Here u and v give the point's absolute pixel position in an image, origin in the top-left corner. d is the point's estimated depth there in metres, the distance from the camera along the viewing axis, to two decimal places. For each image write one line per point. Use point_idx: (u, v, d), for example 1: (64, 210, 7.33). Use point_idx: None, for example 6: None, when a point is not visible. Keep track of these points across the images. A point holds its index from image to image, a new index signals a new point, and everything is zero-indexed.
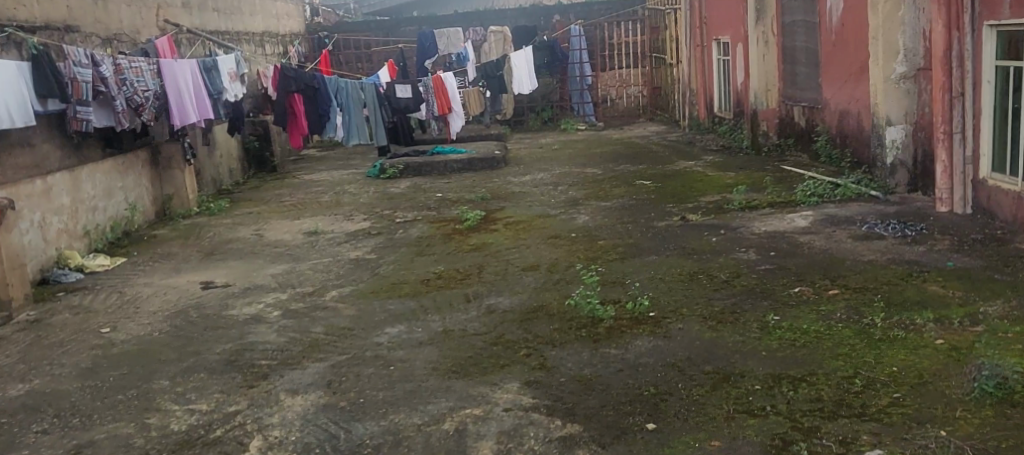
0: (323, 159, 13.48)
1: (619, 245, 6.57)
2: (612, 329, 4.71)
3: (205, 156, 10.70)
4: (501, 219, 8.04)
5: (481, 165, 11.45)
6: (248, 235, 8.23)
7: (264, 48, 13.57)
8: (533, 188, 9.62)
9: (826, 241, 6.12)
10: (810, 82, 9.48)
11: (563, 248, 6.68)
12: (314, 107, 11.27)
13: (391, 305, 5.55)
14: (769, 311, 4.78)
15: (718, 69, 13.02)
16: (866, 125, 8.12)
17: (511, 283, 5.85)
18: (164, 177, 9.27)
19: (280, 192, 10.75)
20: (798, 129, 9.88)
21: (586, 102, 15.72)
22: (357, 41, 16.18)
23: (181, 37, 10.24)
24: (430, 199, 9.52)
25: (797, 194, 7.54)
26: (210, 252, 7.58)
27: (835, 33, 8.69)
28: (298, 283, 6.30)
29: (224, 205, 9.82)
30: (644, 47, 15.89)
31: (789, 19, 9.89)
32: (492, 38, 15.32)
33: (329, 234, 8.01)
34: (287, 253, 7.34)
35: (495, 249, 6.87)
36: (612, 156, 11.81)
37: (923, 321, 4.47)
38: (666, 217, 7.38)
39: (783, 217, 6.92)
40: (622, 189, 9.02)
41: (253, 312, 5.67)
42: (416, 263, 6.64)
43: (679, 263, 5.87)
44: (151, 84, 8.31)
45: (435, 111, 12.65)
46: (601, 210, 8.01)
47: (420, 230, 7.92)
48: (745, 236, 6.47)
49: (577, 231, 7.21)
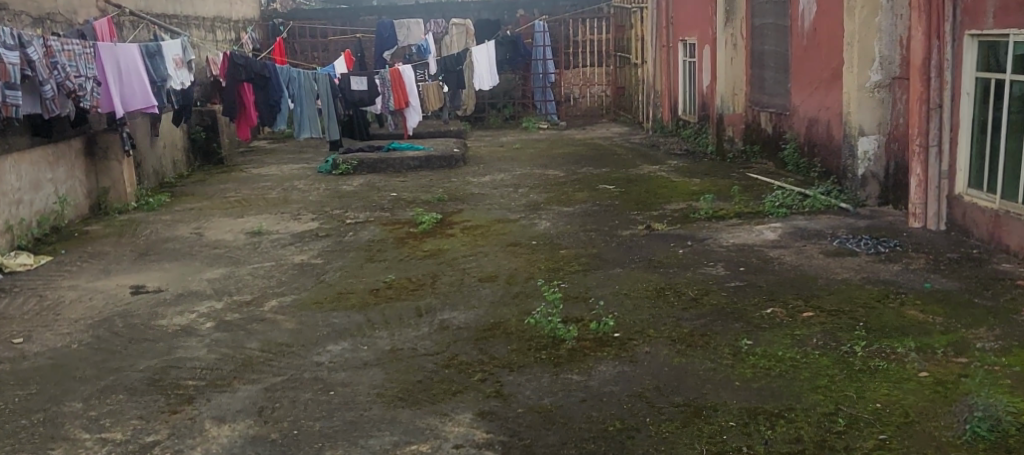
0: (274, 152, 12.98)
1: (581, 255, 6.22)
2: (574, 352, 4.34)
3: (148, 147, 10.15)
4: (458, 223, 7.66)
5: (439, 163, 11.03)
6: (187, 234, 7.74)
7: (215, 34, 13.00)
8: (493, 190, 9.25)
9: (797, 257, 5.84)
10: (778, 87, 9.23)
11: (522, 257, 6.31)
12: (265, 98, 10.73)
13: (335, 319, 5.14)
14: (741, 334, 4.44)
15: (683, 71, 12.76)
16: (836, 134, 7.88)
17: (467, 295, 5.47)
18: (100, 168, 8.73)
19: (225, 186, 10.23)
20: (765, 135, 9.63)
21: (549, 101, 15.44)
22: (313, 29, 15.64)
23: (123, 20, 9.69)
24: (384, 199, 9.09)
25: (765, 204, 7.24)
26: (145, 253, 7.09)
27: (807, 38, 8.43)
28: (236, 291, 5.85)
29: (164, 200, 9.30)
30: (607, 45, 15.57)
31: (759, 22, 9.61)
32: (454, 31, 14.81)
33: (275, 235, 7.56)
34: (228, 256, 6.89)
35: (450, 256, 6.49)
36: (575, 157, 11.48)
37: (905, 350, 4.17)
38: (629, 226, 7.06)
39: (752, 229, 6.63)
40: (584, 193, 8.68)
41: (184, 323, 5.22)
42: (366, 270, 6.23)
43: (645, 277, 5.53)
44: (86, 68, 7.74)
45: (392, 105, 12.14)
46: (561, 216, 7.67)
47: (372, 232, 7.51)
48: (713, 248, 6.16)
49: (537, 238, 6.86)
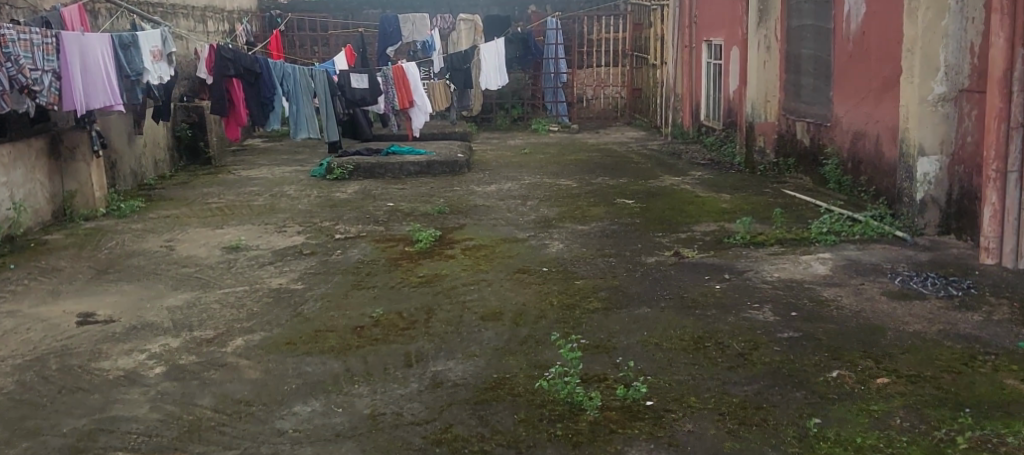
0: (267, 152, 12.15)
1: (600, 287, 5.37)
2: (598, 427, 3.48)
3: (125, 145, 9.37)
4: (459, 242, 6.81)
5: (442, 169, 10.17)
6: (156, 247, 6.91)
7: (207, 25, 12.17)
8: (498, 201, 8.41)
9: (855, 300, 4.97)
10: (818, 96, 8.37)
11: (532, 288, 5.45)
12: (256, 94, 9.87)
13: (309, 367, 4.29)
14: (803, 411, 3.59)
15: (707, 74, 11.92)
16: (888, 152, 7.03)
17: (467, 337, 4.62)
18: (66, 169, 7.94)
19: (208, 190, 9.39)
20: (801, 147, 8.78)
21: (561, 101, 14.67)
22: (314, 22, 14.73)
23: (99, 6, 8.93)
24: (378, 209, 8.26)
25: (810, 229, 6.38)
26: (104, 270, 6.28)
27: (853, 42, 7.56)
28: (198, 325, 5.00)
29: (138, 205, 8.47)
30: (624, 45, 14.71)
31: (796, 23, 8.74)
32: (462, 27, 13.95)
33: (253, 251, 6.71)
34: (197, 277, 6.05)
35: (448, 284, 5.64)
36: (589, 165, 10.63)
37: (1018, 439, 3.29)
38: (654, 251, 6.20)
39: (797, 261, 5.78)
40: (600, 209, 7.82)
41: (129, 368, 4.38)
42: (351, 301, 5.37)
43: (678, 321, 4.67)
44: (47, 61, 6.99)
45: (395, 104, 11.31)
46: (576, 237, 6.81)
47: (362, 250, 6.67)
48: (755, 284, 5.31)
49: (548, 264, 6.02)
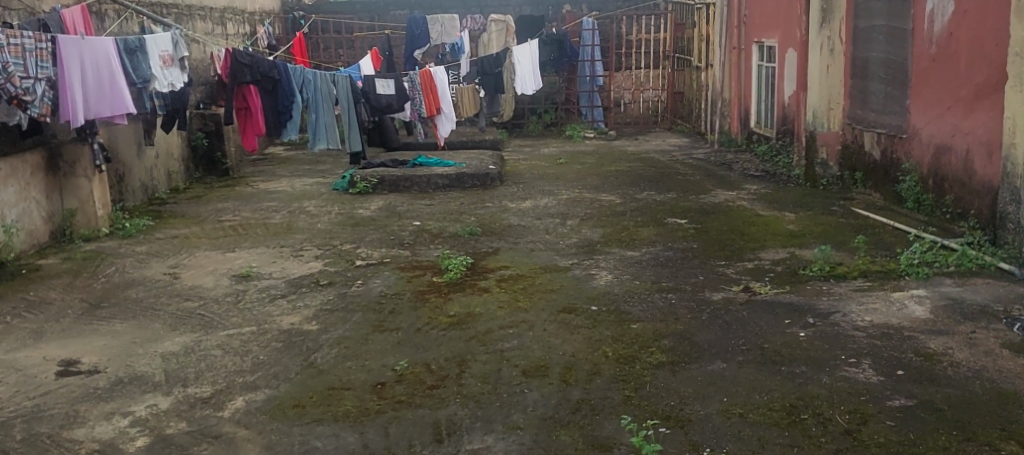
0: (289, 161, 11.50)
1: (662, 333, 4.59)
2: None
3: (134, 158, 8.72)
4: (494, 270, 6.07)
5: (473, 182, 9.42)
6: (158, 276, 6.21)
7: (225, 27, 11.51)
8: (536, 220, 7.66)
9: (973, 354, 4.14)
10: (890, 103, 7.54)
11: (581, 334, 4.67)
12: (273, 103, 9.18)
13: (320, 441, 3.56)
14: None
15: (758, 77, 11.13)
16: (980, 169, 6.23)
17: (508, 399, 3.87)
18: (65, 186, 7.28)
19: (222, 205, 8.73)
20: (870, 160, 7.94)
21: (597, 106, 13.88)
22: (338, 23, 14.03)
23: (105, 8, 8.29)
24: (404, 229, 7.54)
25: (898, 260, 5.56)
26: (97, 304, 5.59)
27: (936, 45, 6.75)
28: (194, 379, 4.28)
29: (146, 224, 7.81)
30: (664, 46, 13.92)
31: (865, 23, 7.91)
32: (493, 28, 13.18)
33: (264, 281, 5.99)
34: (199, 314, 5.33)
35: (484, 327, 4.89)
36: (632, 177, 9.84)
37: None
38: (719, 285, 5.41)
39: (889, 301, 4.96)
40: (650, 230, 7.04)
41: (107, 439, 3.67)
42: (371, 349, 4.62)
43: (761, 383, 3.89)
44: (42, 68, 6.34)
45: (423, 111, 10.56)
46: (626, 265, 6.03)
47: (385, 281, 5.92)
48: (845, 333, 4.50)
49: (597, 300, 5.26)
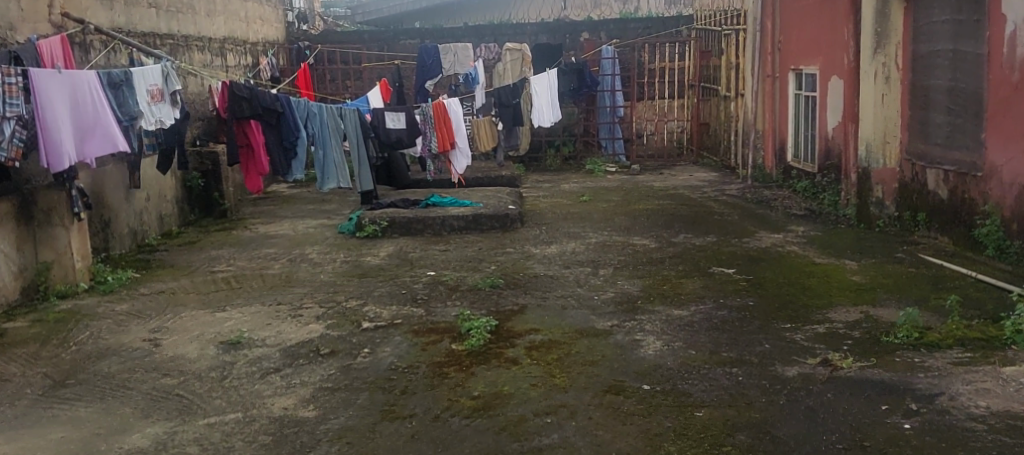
0: (292, 201, 10.74)
1: (733, 425, 3.78)
2: None
3: (122, 201, 7.97)
4: (521, 335, 5.25)
5: (491, 224, 8.63)
6: (137, 343, 5.41)
7: (226, 59, 10.82)
8: (564, 270, 6.84)
9: None
10: (960, 136, 6.74)
11: (635, 424, 3.85)
12: (277, 139, 8.46)
13: None
14: None
15: (795, 108, 10.38)
16: None
17: None
18: (41, 236, 6.52)
19: (217, 253, 7.96)
20: (935, 199, 7.13)
21: (618, 138, 13.16)
22: (346, 54, 13.36)
23: (90, 38, 7.57)
24: (417, 281, 6.74)
25: (1001, 325, 4.72)
26: (62, 381, 4.79)
27: (1020, 71, 5.98)
28: None
29: (131, 277, 7.05)
30: (688, 75, 13.14)
31: (927, 47, 7.15)
32: (508, 57, 12.45)
33: (256, 350, 5.18)
34: (178, 394, 4.52)
35: (516, 413, 4.07)
36: (664, 217, 9.02)
37: None
38: (790, 356, 4.58)
39: (1002, 379, 4.12)
40: (695, 282, 6.22)
41: None
42: (380, 445, 3.81)
43: None
44: (14, 107, 5.60)
45: (434, 147, 9.77)
46: (675, 328, 5.20)
47: (397, 349, 5.10)
48: (961, 424, 3.68)
49: (648, 376, 4.43)
